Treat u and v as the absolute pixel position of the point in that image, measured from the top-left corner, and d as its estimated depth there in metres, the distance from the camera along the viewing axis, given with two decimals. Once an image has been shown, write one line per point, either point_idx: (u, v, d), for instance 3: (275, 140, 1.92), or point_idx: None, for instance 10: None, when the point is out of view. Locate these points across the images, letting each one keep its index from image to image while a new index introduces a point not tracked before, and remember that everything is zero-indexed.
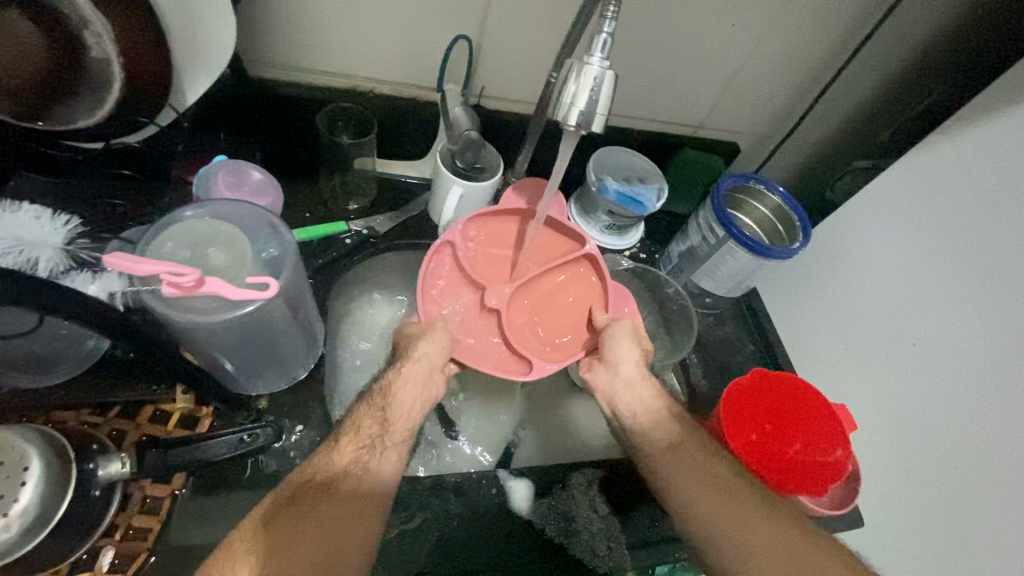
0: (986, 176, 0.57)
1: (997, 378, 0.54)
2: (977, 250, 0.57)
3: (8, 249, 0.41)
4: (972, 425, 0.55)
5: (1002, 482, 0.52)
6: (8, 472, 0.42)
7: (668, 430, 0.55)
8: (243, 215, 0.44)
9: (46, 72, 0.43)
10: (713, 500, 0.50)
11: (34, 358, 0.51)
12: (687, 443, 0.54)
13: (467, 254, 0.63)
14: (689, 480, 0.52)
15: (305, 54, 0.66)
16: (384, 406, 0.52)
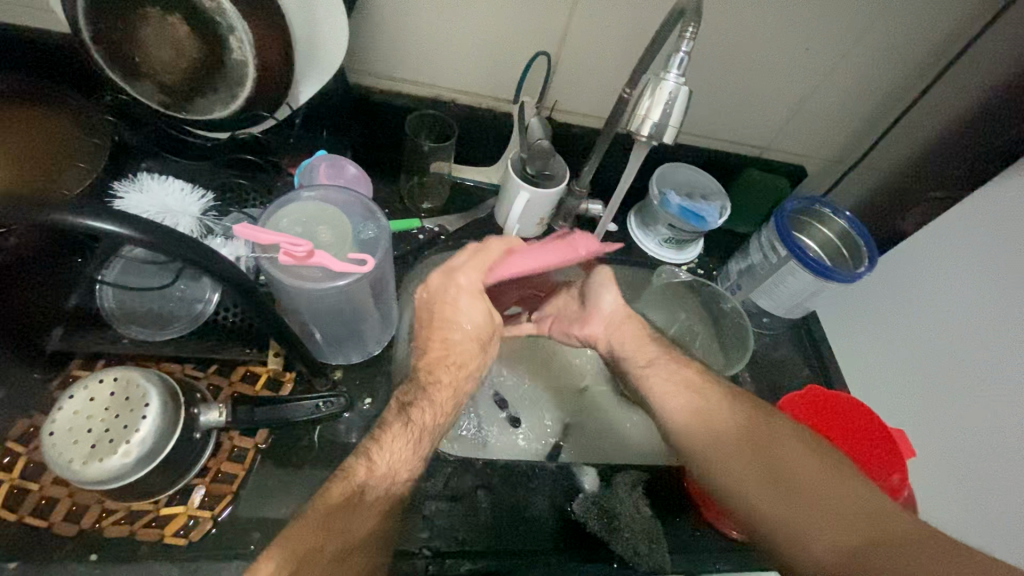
0: None
1: None
2: None
3: (158, 212, 0.54)
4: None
5: None
6: (132, 406, 0.48)
7: (721, 423, 0.53)
8: (346, 201, 0.49)
9: (194, 69, 0.52)
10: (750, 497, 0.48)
11: (154, 314, 0.59)
12: (746, 436, 0.52)
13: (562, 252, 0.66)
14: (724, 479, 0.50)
15: (400, 65, 0.73)
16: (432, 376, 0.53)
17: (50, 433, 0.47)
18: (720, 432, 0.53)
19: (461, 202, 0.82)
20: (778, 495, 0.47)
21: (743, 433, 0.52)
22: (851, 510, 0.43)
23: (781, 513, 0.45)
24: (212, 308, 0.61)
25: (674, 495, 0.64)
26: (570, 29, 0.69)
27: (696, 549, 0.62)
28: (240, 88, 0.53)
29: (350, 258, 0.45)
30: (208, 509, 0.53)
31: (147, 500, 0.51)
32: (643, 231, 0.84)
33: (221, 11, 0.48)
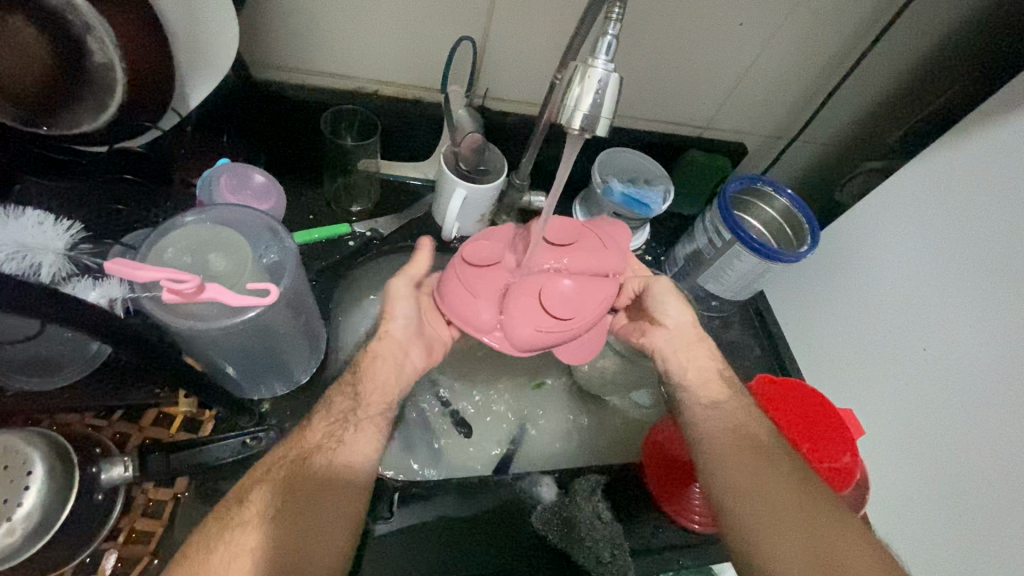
0: (1002, 178, 0.56)
1: (1011, 384, 0.53)
2: (994, 253, 0.56)
3: (9, 253, 0.39)
4: (986, 441, 0.54)
5: (1015, 491, 0.51)
6: (12, 476, 0.42)
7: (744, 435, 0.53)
8: (244, 220, 0.44)
9: (52, 77, 0.44)
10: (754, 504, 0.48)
11: (40, 360, 0.50)
12: (760, 452, 0.51)
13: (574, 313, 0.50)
14: (739, 479, 0.50)
15: (311, 57, 0.66)
16: (356, 382, 0.52)
17: None
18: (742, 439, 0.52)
19: (394, 202, 0.76)
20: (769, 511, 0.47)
21: (762, 449, 0.51)
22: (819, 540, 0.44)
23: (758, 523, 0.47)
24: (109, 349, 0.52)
25: (633, 495, 0.64)
26: (494, 10, 0.63)
27: (658, 549, 0.61)
28: (109, 95, 0.46)
29: (249, 288, 0.39)
30: (124, 574, 0.48)
31: None
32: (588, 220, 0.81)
33: (73, 9, 0.42)
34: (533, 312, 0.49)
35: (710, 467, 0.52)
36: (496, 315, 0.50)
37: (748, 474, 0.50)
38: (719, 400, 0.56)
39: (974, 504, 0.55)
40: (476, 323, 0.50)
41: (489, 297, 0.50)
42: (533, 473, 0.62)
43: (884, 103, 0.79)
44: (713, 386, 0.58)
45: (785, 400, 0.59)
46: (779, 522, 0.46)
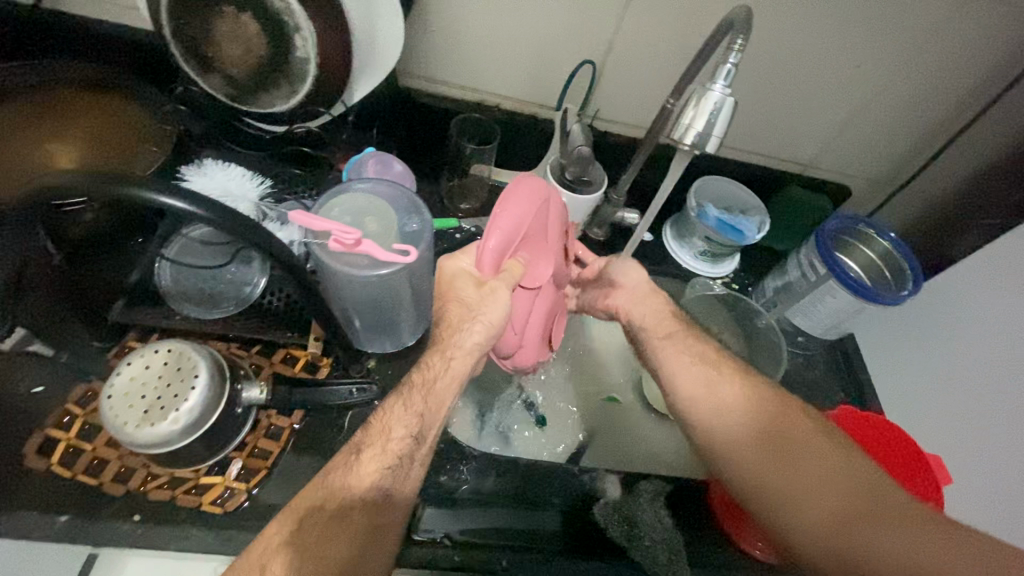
0: None
1: None
2: None
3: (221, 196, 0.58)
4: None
5: None
6: (183, 376, 0.51)
7: (759, 406, 0.52)
8: (395, 195, 0.51)
9: (261, 65, 0.55)
10: (765, 471, 0.48)
11: (207, 293, 0.63)
12: (787, 426, 0.50)
13: (556, 322, 0.66)
14: (752, 454, 0.50)
15: (449, 70, 0.76)
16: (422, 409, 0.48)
17: (109, 396, 0.50)
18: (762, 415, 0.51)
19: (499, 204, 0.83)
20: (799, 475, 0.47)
21: (761, 407, 0.52)
22: (854, 487, 0.45)
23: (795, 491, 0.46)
24: (260, 291, 0.64)
25: (696, 511, 0.64)
26: (618, 38, 0.70)
27: (717, 566, 0.61)
28: (302, 83, 0.57)
29: (395, 248, 0.47)
30: (244, 481, 0.56)
31: (188, 469, 0.54)
32: (677, 242, 0.84)
33: (289, 11, 0.51)
34: (544, 334, 0.64)
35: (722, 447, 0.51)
36: (518, 340, 0.60)
37: (764, 450, 0.49)
38: (672, 333, 0.60)
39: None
40: (506, 347, 0.60)
41: (517, 322, 0.59)
42: (599, 468, 0.65)
43: None
44: (667, 323, 0.61)
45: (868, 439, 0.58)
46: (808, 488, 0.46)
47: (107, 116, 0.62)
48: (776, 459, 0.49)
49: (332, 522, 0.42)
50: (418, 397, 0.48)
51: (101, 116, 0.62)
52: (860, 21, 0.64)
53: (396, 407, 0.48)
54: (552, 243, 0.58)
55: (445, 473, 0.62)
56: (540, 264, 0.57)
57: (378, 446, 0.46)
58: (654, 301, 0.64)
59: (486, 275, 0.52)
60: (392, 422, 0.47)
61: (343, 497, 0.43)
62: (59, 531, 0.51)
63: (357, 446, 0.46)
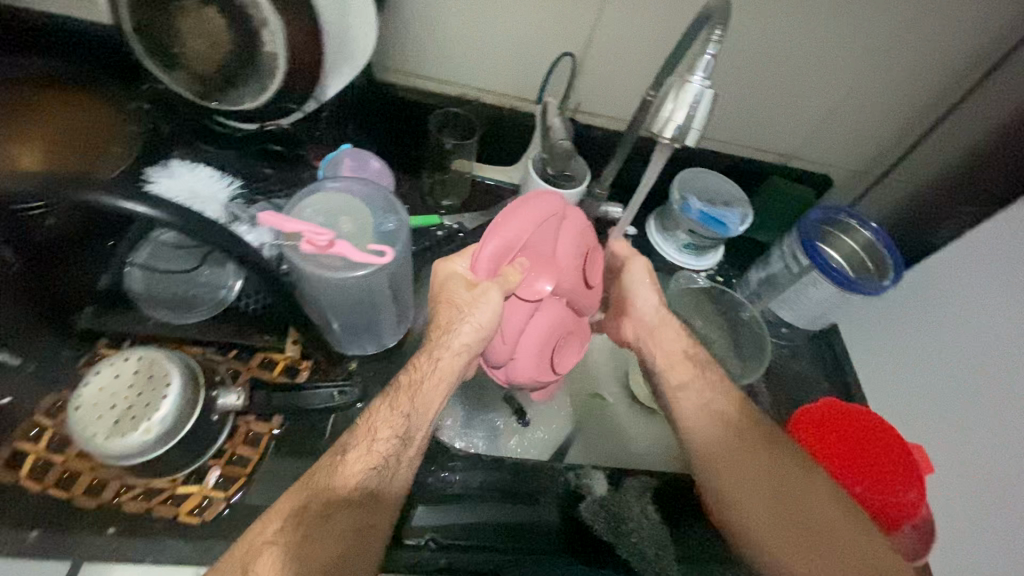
0: None
1: None
2: None
3: (189, 198, 0.58)
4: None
5: None
6: (155, 385, 0.49)
7: (743, 433, 0.54)
8: (370, 193, 0.50)
9: (227, 61, 0.53)
10: (739, 493, 0.52)
11: (181, 298, 0.61)
12: (754, 444, 0.54)
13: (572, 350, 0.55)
14: (735, 480, 0.52)
15: (427, 64, 0.74)
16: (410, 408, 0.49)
17: (76, 407, 0.48)
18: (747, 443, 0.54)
19: (481, 199, 0.82)
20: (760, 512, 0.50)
21: (743, 431, 0.55)
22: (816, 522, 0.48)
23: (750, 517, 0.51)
24: (236, 294, 0.62)
25: (682, 505, 0.64)
26: (596, 30, 0.69)
27: (703, 560, 0.61)
28: (271, 80, 0.54)
29: (369, 249, 0.45)
30: (222, 490, 0.54)
31: (165, 479, 0.52)
32: (661, 236, 0.84)
33: (256, 4, 0.49)
34: (551, 359, 0.52)
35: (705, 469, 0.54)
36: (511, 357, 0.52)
37: (747, 478, 0.52)
38: (663, 330, 0.62)
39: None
40: (492, 356, 0.52)
41: (508, 333, 0.51)
42: (588, 467, 0.65)
43: None
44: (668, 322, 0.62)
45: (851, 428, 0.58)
46: (774, 516, 0.49)
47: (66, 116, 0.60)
48: (749, 482, 0.52)
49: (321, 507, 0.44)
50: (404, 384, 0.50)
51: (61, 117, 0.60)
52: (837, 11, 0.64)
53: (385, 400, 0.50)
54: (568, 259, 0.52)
55: (435, 475, 0.61)
56: (547, 270, 0.49)
57: (362, 443, 0.47)
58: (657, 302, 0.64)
59: (479, 276, 0.49)
60: (382, 426, 0.48)
61: (330, 492, 0.45)
62: (32, 545, 0.50)
63: (343, 447, 0.47)
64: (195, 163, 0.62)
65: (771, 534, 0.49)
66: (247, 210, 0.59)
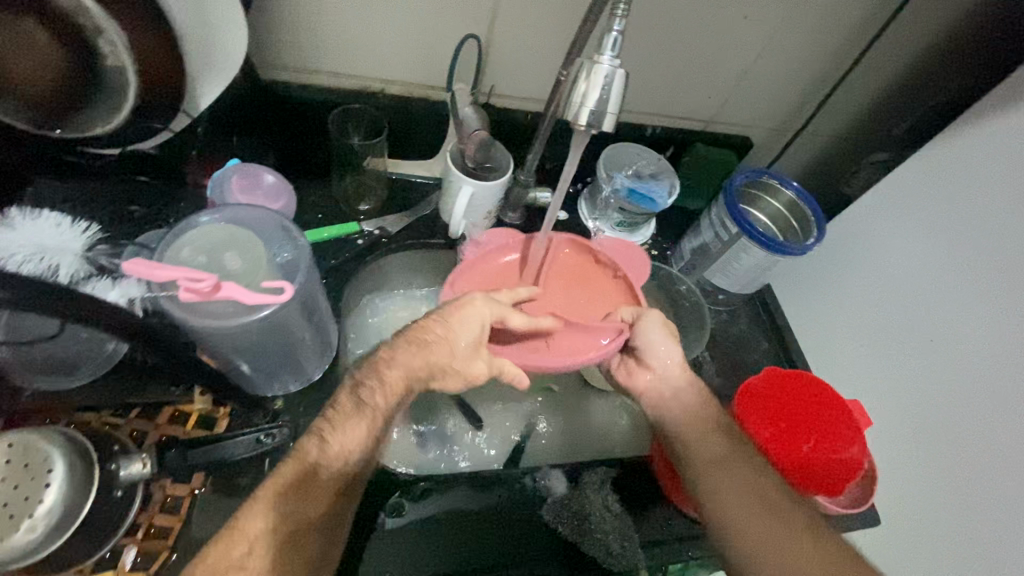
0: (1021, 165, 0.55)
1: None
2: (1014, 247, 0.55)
3: (33, 255, 0.46)
4: (1002, 429, 0.54)
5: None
6: (34, 474, 0.44)
7: (717, 441, 0.53)
8: (258, 218, 0.44)
9: (63, 81, 0.45)
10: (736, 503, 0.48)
11: (56, 360, 0.52)
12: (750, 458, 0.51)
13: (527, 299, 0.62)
14: (727, 490, 0.49)
15: (318, 57, 0.67)
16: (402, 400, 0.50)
17: None
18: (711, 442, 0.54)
19: (401, 198, 0.76)
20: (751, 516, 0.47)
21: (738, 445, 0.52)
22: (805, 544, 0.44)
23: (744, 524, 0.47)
24: (123, 348, 0.54)
25: (643, 489, 0.63)
26: (498, 6, 0.64)
27: (669, 541, 0.61)
28: (126, 98, 0.47)
29: (265, 286, 0.40)
30: (143, 569, 0.48)
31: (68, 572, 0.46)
32: (595, 216, 0.81)
33: (83, 11, 0.42)
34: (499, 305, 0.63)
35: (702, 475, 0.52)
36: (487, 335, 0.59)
37: (736, 484, 0.49)
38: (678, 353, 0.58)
39: (990, 495, 0.54)
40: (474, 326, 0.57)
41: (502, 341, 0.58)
42: (546, 466, 0.63)
43: (888, 96, 0.79)
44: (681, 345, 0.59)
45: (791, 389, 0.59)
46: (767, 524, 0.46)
47: None
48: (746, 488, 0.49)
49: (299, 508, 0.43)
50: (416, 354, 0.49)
51: None
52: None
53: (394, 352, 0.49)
54: (563, 291, 0.63)
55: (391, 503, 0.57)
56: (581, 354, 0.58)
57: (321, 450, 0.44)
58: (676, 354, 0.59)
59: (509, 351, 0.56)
60: (345, 441, 0.45)
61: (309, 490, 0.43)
62: None
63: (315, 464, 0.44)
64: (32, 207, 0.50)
65: (757, 536, 0.46)
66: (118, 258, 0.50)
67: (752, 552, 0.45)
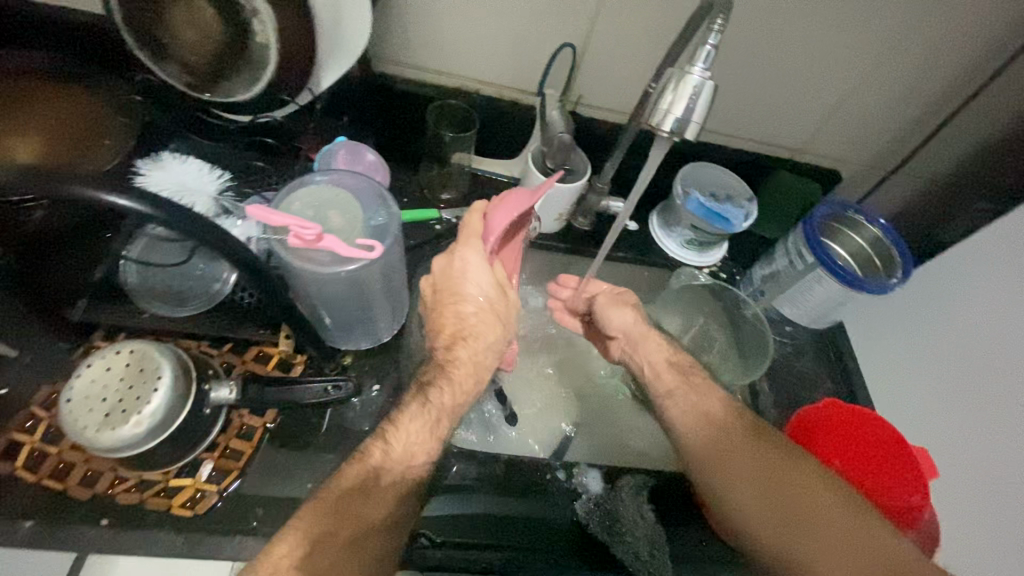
0: None
1: None
2: None
3: (177, 192, 0.58)
4: None
5: None
6: (145, 377, 0.48)
7: (735, 435, 0.56)
8: (358, 186, 0.50)
9: (217, 55, 0.53)
10: (768, 505, 0.51)
11: (173, 291, 0.60)
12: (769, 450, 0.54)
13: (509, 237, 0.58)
14: (759, 493, 0.52)
15: (424, 55, 0.73)
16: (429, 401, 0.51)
17: (67, 400, 0.47)
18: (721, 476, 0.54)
19: (482, 193, 0.81)
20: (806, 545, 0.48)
21: (751, 441, 0.55)
22: (851, 530, 0.47)
23: (797, 543, 0.48)
24: (230, 288, 0.62)
25: (680, 503, 0.63)
26: (597, 19, 0.67)
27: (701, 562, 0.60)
28: (264, 71, 0.53)
29: (359, 243, 0.45)
30: (214, 483, 0.54)
31: (156, 471, 0.52)
32: (664, 232, 0.84)
33: None
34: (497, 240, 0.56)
35: (731, 484, 0.53)
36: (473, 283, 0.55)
37: (764, 482, 0.52)
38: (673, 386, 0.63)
39: None
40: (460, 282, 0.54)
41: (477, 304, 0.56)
42: (575, 464, 0.64)
43: None
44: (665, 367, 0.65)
45: (862, 432, 0.56)
46: (807, 515, 0.49)
47: (55, 106, 0.62)
48: (775, 490, 0.51)
49: (354, 513, 0.44)
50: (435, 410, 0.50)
51: (60, 109, 0.61)
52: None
53: (413, 409, 0.50)
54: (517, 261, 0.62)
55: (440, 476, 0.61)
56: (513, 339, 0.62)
57: (383, 458, 0.47)
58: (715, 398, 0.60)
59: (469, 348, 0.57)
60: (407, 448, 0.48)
61: (367, 484, 0.45)
62: (22, 537, 0.49)
63: (377, 469, 0.46)
64: (179, 155, 0.61)
65: (795, 534, 0.49)
66: (238, 202, 0.59)
67: (791, 545, 0.48)
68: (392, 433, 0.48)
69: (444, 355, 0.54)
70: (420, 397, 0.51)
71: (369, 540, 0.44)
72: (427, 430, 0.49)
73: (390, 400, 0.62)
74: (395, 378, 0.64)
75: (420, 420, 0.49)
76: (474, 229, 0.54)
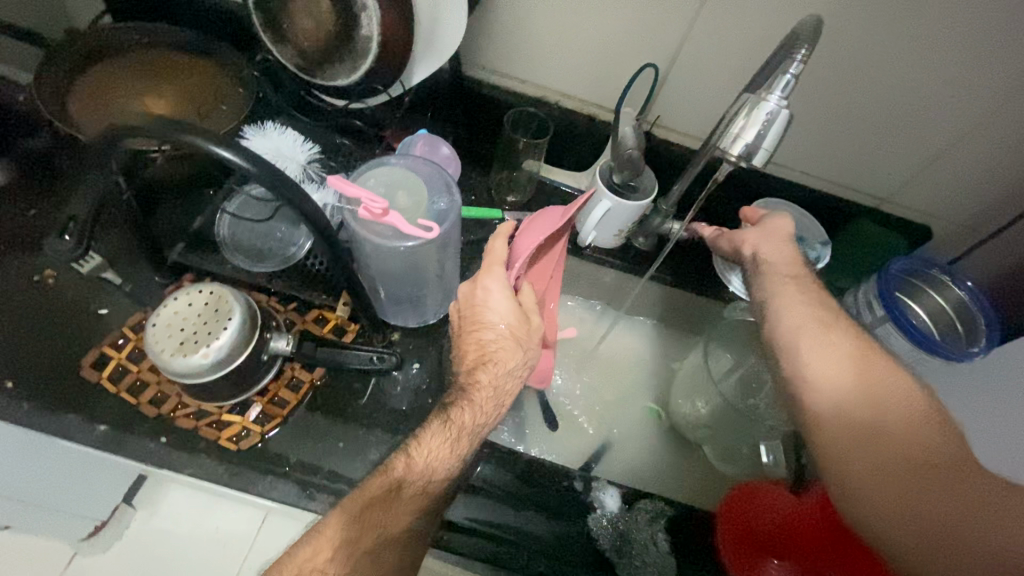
0: None
1: None
2: None
3: (275, 156, 0.63)
4: None
5: None
6: (219, 316, 0.54)
7: (864, 394, 0.49)
8: (428, 172, 0.53)
9: (328, 42, 0.58)
10: (880, 479, 0.44)
11: (254, 248, 0.67)
12: (900, 408, 0.47)
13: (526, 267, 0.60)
14: (876, 470, 0.45)
15: (511, 63, 0.77)
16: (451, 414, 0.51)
17: (153, 324, 0.54)
18: (855, 430, 0.47)
19: (546, 200, 0.83)
20: (999, 527, 0.40)
21: (880, 402, 0.48)
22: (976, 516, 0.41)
23: (914, 528, 0.42)
24: (304, 253, 0.68)
25: (698, 539, 0.61)
26: (684, 44, 0.68)
27: None
28: (363, 61, 0.57)
29: (419, 223, 0.49)
30: (259, 425, 0.59)
31: (213, 404, 0.58)
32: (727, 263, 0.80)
33: None
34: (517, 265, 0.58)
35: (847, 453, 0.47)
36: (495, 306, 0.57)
37: (882, 458, 0.45)
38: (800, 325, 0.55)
39: None
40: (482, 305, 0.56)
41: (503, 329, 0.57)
42: (595, 479, 0.64)
43: None
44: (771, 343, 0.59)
45: None
46: (932, 504, 0.42)
47: (193, 74, 0.71)
48: (896, 464, 0.44)
49: (378, 522, 0.46)
50: (453, 432, 0.50)
51: (196, 79, 0.71)
52: (966, 32, 0.59)
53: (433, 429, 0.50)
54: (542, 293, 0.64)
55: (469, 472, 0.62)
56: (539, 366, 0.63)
57: (405, 471, 0.47)
58: (856, 354, 0.52)
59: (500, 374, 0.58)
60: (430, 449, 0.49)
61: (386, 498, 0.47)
62: (96, 438, 0.56)
63: (398, 481, 0.47)
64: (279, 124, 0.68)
65: (914, 516, 0.42)
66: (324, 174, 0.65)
67: (900, 531, 0.42)
68: (414, 450, 0.48)
69: (468, 380, 0.53)
70: (442, 416, 0.51)
71: (385, 509, 0.46)
72: (447, 450, 0.49)
73: (427, 380, 0.65)
74: (435, 361, 0.67)
75: (441, 438, 0.49)
76: (500, 255, 0.56)
